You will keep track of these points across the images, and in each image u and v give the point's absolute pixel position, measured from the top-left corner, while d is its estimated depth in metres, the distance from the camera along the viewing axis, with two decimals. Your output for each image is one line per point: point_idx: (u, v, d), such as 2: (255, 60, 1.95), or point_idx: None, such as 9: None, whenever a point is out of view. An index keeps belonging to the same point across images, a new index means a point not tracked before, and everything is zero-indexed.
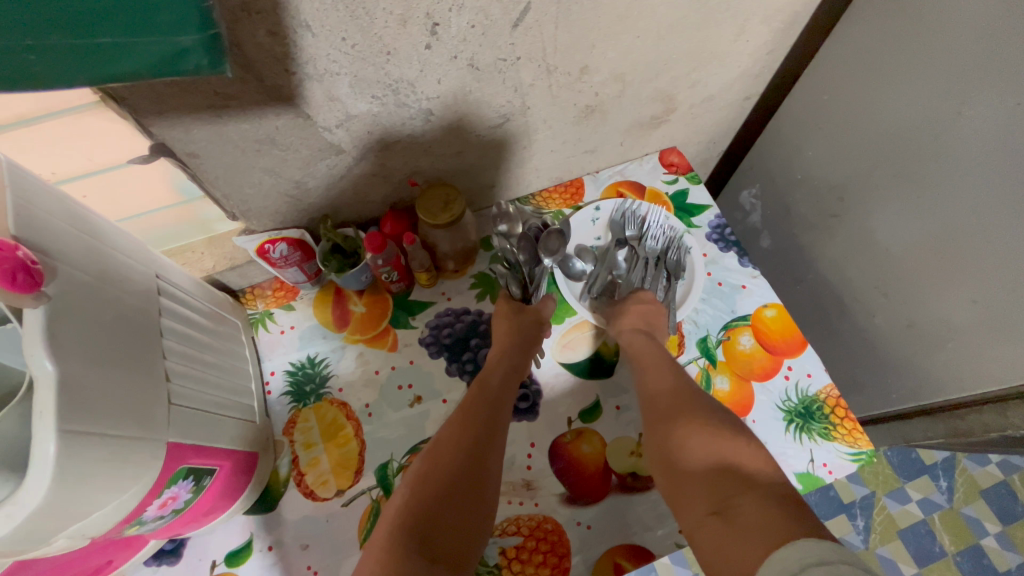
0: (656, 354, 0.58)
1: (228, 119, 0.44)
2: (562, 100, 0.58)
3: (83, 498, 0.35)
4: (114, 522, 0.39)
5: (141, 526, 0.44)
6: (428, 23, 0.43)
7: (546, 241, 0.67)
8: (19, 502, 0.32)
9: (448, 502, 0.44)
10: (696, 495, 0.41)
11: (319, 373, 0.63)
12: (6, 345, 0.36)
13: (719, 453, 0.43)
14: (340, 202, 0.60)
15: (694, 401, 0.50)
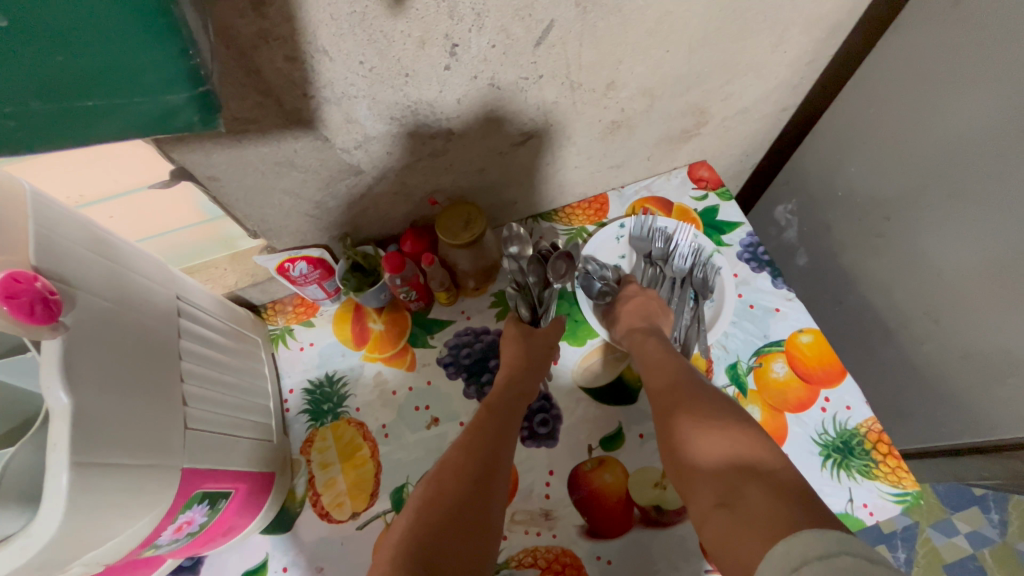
0: (657, 347, 0.56)
1: (247, 143, 0.43)
2: (587, 116, 0.56)
3: (95, 529, 0.35)
4: (129, 548, 0.39)
5: (157, 549, 0.44)
6: (448, 44, 0.41)
7: (554, 266, 0.65)
8: (33, 534, 0.32)
9: (459, 518, 0.43)
10: (701, 487, 0.39)
11: (337, 391, 0.63)
12: (26, 372, 0.36)
13: (716, 441, 0.41)
14: (360, 221, 0.59)
15: (696, 392, 0.48)
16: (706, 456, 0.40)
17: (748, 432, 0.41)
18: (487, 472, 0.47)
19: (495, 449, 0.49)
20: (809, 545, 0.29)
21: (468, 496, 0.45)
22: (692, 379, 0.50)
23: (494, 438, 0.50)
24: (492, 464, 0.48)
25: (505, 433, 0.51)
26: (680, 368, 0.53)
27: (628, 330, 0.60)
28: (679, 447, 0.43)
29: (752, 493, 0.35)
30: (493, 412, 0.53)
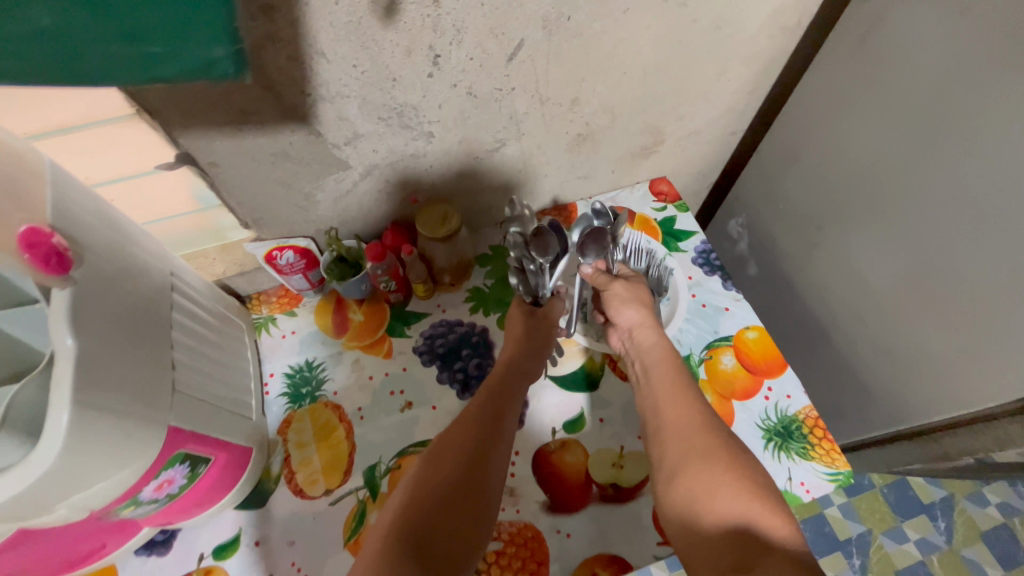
0: (673, 373, 0.53)
1: (248, 133, 0.48)
2: (555, 128, 0.63)
3: (86, 468, 0.37)
4: (113, 498, 0.42)
5: (136, 507, 0.46)
6: (431, 55, 0.48)
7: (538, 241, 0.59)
8: (31, 466, 0.35)
9: (451, 505, 0.45)
10: (711, 545, 0.39)
11: (316, 376, 0.66)
12: (33, 324, 0.40)
13: (738, 507, 0.39)
14: (345, 215, 0.64)
15: (712, 429, 0.46)
16: (724, 520, 0.39)
17: (768, 497, 0.40)
18: (486, 450, 0.50)
19: (496, 427, 0.52)
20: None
21: (462, 479, 0.47)
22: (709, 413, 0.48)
23: (495, 414, 0.53)
24: (491, 441, 0.51)
25: (506, 409, 0.55)
26: (698, 401, 0.50)
27: (637, 337, 0.59)
28: (694, 496, 0.42)
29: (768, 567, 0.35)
30: (500, 395, 0.55)
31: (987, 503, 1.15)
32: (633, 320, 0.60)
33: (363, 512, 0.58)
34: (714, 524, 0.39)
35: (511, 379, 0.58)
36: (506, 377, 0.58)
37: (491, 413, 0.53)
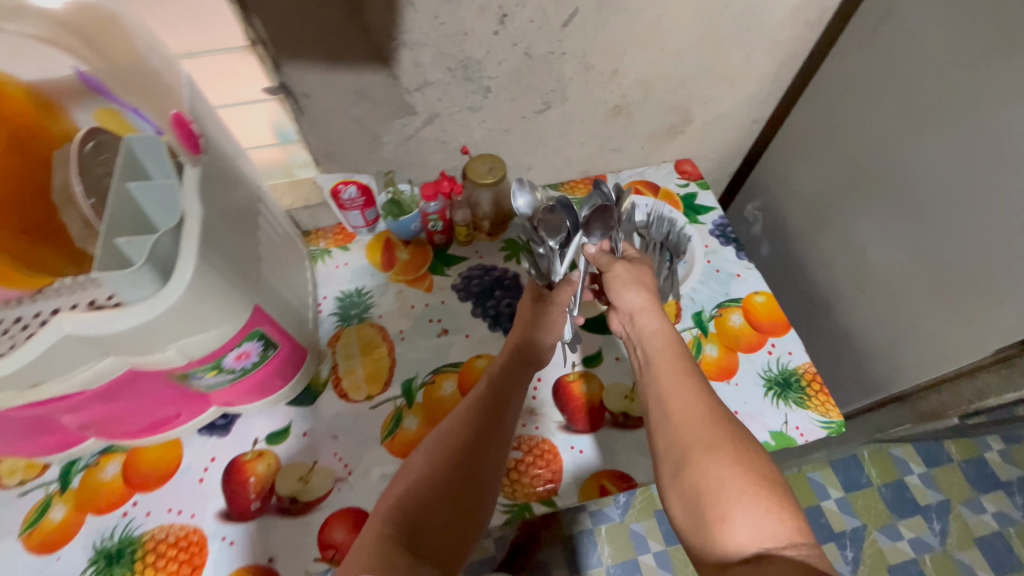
0: (678, 363, 0.51)
1: (339, 70, 0.57)
2: (596, 97, 0.71)
3: (197, 314, 0.45)
4: (207, 352, 0.50)
5: (218, 373, 0.54)
6: (499, 14, 0.56)
7: (547, 221, 0.62)
8: (160, 299, 0.43)
9: (455, 493, 0.47)
10: (718, 540, 0.40)
11: (364, 302, 0.74)
12: (159, 199, 0.46)
13: (749, 512, 0.39)
14: (404, 160, 0.72)
15: (718, 425, 0.45)
16: (737, 525, 0.39)
17: (776, 492, 0.41)
18: (490, 438, 0.52)
19: (501, 414, 0.54)
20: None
21: (465, 467, 0.48)
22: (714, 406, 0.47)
23: (499, 403, 0.55)
24: (495, 427, 0.53)
25: (512, 398, 0.57)
26: (702, 393, 0.48)
27: (646, 322, 0.56)
28: (703, 499, 0.41)
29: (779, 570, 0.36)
30: (504, 385, 0.58)
31: (982, 509, 1.18)
32: (636, 304, 0.57)
33: (400, 415, 0.65)
34: (726, 528, 0.40)
35: (516, 369, 0.60)
36: (509, 367, 0.60)
37: (494, 401, 0.55)
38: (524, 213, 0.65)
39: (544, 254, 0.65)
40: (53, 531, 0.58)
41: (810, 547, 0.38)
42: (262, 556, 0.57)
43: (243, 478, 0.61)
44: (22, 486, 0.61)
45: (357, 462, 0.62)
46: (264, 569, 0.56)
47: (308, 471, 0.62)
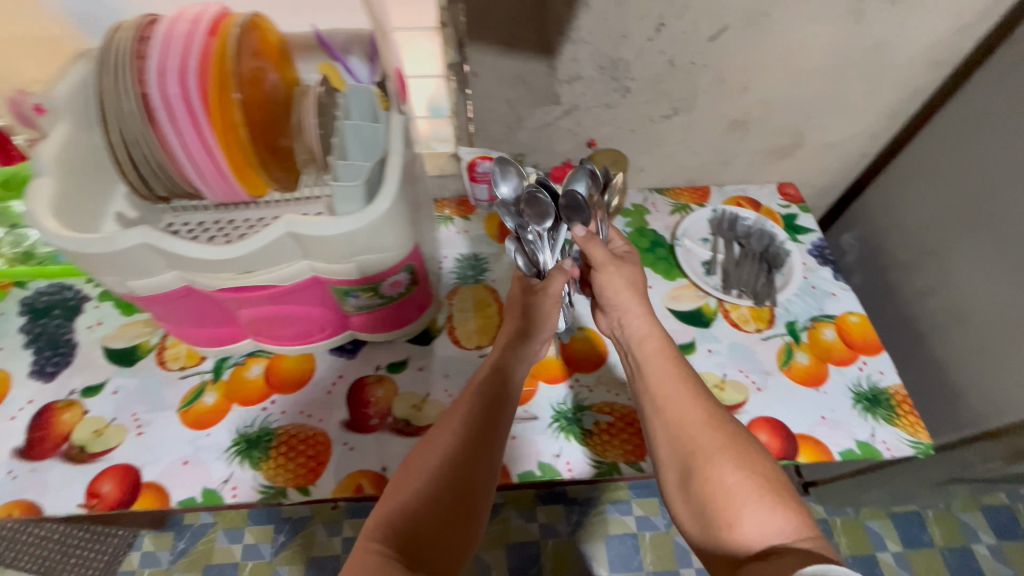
0: (676, 374, 0.55)
1: (510, 55, 0.66)
2: (721, 110, 0.77)
3: (383, 235, 0.54)
4: (376, 273, 0.58)
5: (372, 296, 0.62)
6: (658, 23, 0.64)
7: (530, 203, 0.62)
8: (366, 215, 0.51)
9: (448, 513, 0.46)
10: (727, 534, 0.45)
11: (479, 265, 0.82)
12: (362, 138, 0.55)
13: (754, 511, 0.45)
14: (536, 145, 0.81)
15: (718, 430, 0.50)
16: (744, 523, 0.44)
17: (777, 490, 0.46)
18: (477, 455, 0.50)
19: (488, 426, 0.53)
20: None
21: (455, 487, 0.48)
22: (712, 413, 0.52)
23: (482, 413, 0.54)
24: (483, 440, 0.52)
25: (499, 407, 0.55)
26: (702, 400, 0.53)
27: (638, 330, 0.60)
28: (712, 504, 0.46)
29: (782, 559, 0.41)
30: (488, 386, 0.57)
31: None
32: (623, 310, 0.61)
33: None
34: (733, 529, 0.45)
35: (501, 376, 0.58)
36: (492, 374, 0.58)
37: (477, 409, 0.54)
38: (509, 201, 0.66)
39: (532, 240, 0.64)
40: (204, 412, 0.68)
41: (812, 538, 0.43)
42: (376, 465, 0.65)
43: (365, 397, 0.69)
44: (183, 371, 0.71)
45: None
46: (378, 475, 0.64)
47: (421, 400, 0.69)
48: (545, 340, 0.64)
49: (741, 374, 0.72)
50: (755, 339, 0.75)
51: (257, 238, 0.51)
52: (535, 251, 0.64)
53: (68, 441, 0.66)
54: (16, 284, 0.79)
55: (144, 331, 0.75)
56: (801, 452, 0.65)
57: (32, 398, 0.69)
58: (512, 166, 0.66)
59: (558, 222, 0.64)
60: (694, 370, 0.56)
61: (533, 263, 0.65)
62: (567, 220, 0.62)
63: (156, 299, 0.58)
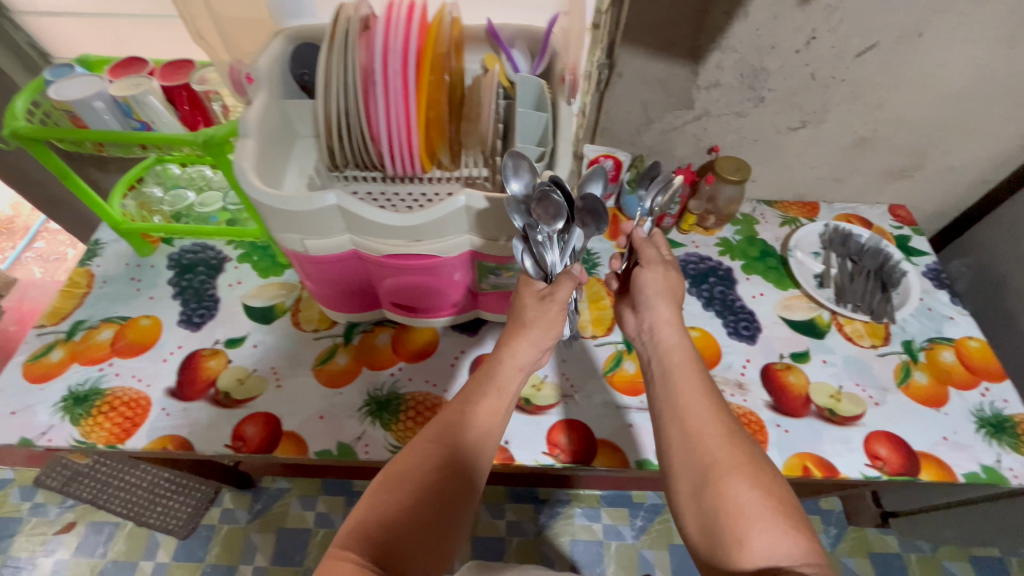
0: (698, 388, 0.54)
1: (657, 58, 0.69)
2: (850, 126, 0.78)
3: (546, 215, 0.57)
4: None
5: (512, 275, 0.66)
6: (809, 36, 0.66)
7: (543, 201, 0.56)
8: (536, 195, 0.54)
9: (427, 527, 0.45)
10: (728, 550, 0.44)
11: (592, 259, 0.85)
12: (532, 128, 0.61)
13: (764, 531, 0.43)
14: (657, 148, 0.83)
15: (737, 447, 0.49)
16: (753, 543, 0.43)
17: (790, 513, 0.44)
18: (463, 476, 0.49)
19: (468, 444, 0.52)
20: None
21: (436, 501, 0.47)
22: (731, 430, 0.50)
23: (463, 430, 0.52)
24: (465, 457, 0.51)
25: (485, 425, 0.54)
26: (722, 416, 0.51)
27: (667, 337, 0.59)
28: (721, 519, 0.45)
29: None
30: (479, 393, 0.56)
31: None
32: (659, 317, 0.61)
33: (621, 357, 0.74)
34: (742, 547, 0.43)
35: (491, 388, 0.56)
36: (482, 387, 0.56)
37: (461, 424, 0.52)
38: (519, 198, 0.56)
39: (542, 240, 0.58)
40: (338, 372, 0.73)
41: (820, 564, 0.42)
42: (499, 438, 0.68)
43: None
44: (316, 332, 0.76)
45: (580, 386, 0.72)
46: (501, 448, 0.67)
47: (540, 381, 0.72)
48: (545, 349, 0.61)
49: (858, 387, 0.72)
50: (871, 355, 0.75)
51: (433, 210, 0.54)
52: (544, 253, 0.59)
53: (214, 387, 0.71)
54: (164, 240, 0.86)
55: (280, 293, 0.80)
56: (923, 470, 0.65)
57: (181, 344, 0.75)
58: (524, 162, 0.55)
59: (569, 224, 0.60)
60: (714, 384, 0.55)
61: (540, 267, 0.60)
62: (581, 224, 0.60)
63: (321, 260, 0.63)
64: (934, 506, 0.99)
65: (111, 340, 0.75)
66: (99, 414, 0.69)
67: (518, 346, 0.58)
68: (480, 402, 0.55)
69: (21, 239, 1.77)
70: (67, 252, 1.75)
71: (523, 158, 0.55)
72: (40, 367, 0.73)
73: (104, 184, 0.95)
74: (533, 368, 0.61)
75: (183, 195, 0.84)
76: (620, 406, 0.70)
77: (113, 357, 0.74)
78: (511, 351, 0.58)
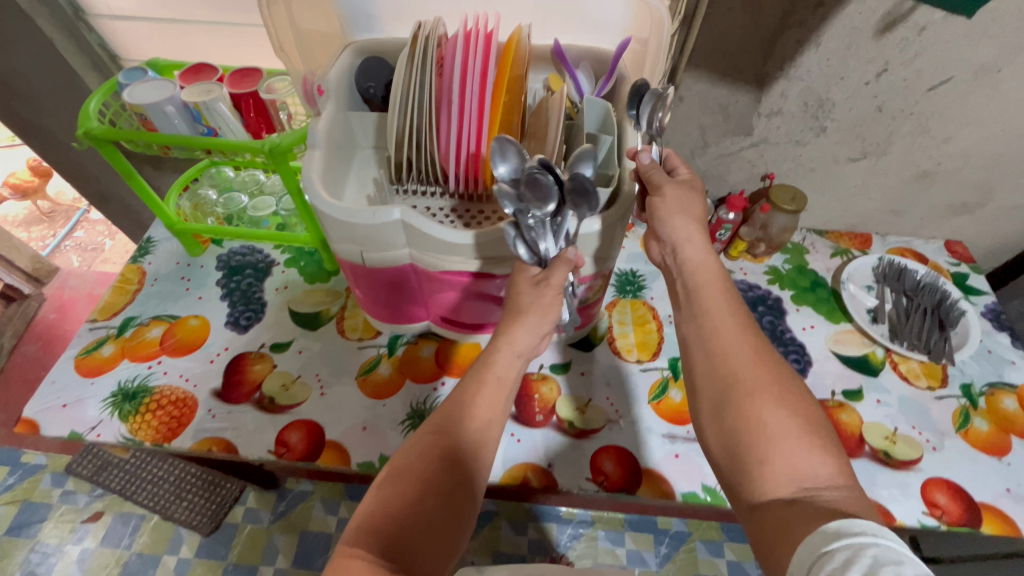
0: (725, 306, 0.51)
1: (720, 84, 0.69)
2: (913, 159, 0.76)
3: (605, 241, 0.56)
4: (580, 275, 0.61)
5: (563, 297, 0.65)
6: (880, 68, 0.64)
7: (532, 185, 0.51)
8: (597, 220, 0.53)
9: (433, 518, 0.43)
10: (753, 473, 0.42)
11: (637, 281, 0.84)
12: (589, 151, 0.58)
13: (789, 453, 0.41)
14: (710, 172, 0.83)
15: (764, 367, 0.46)
16: (777, 466, 0.41)
17: (820, 436, 0.42)
18: (466, 466, 0.47)
19: (471, 430, 0.50)
20: (855, 528, 0.35)
21: (439, 491, 0.45)
22: (760, 351, 0.47)
23: (464, 420, 0.50)
24: (469, 445, 0.49)
25: (487, 409, 0.51)
26: (750, 339, 0.48)
27: (689, 259, 0.55)
28: (743, 438, 0.43)
29: (815, 512, 0.38)
30: (478, 380, 0.53)
31: None
32: (683, 235, 0.55)
33: (666, 384, 0.73)
34: (765, 470, 0.41)
35: (489, 378, 0.53)
36: (481, 375, 0.53)
37: (461, 411, 0.50)
38: (508, 182, 0.52)
39: (534, 225, 0.53)
40: (380, 383, 0.72)
41: (851, 488, 0.40)
42: (542, 460, 0.67)
43: (530, 392, 0.72)
44: (360, 341, 0.76)
45: (626, 411, 0.71)
46: (544, 471, 0.66)
47: (584, 404, 0.71)
48: (543, 334, 0.56)
49: (914, 430, 0.69)
50: (928, 397, 0.72)
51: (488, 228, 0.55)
52: (537, 238, 0.53)
53: (260, 391, 0.71)
54: (214, 241, 0.88)
55: (326, 300, 0.81)
56: (985, 523, 0.62)
57: (228, 346, 0.76)
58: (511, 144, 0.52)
59: (561, 207, 0.53)
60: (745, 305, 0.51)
61: (534, 251, 0.54)
62: (573, 208, 0.52)
63: (375, 273, 0.63)
64: (981, 555, 0.94)
65: (160, 338, 0.76)
66: (148, 412, 0.69)
67: (515, 333, 0.54)
68: (479, 389, 0.52)
69: (63, 228, 1.82)
70: (105, 243, 1.79)
71: (509, 141, 0.52)
72: (91, 361, 0.74)
73: (158, 183, 0.98)
74: (533, 355, 0.57)
75: (236, 198, 0.85)
76: (666, 435, 0.69)
77: (163, 355, 0.75)
78: (508, 339, 0.54)
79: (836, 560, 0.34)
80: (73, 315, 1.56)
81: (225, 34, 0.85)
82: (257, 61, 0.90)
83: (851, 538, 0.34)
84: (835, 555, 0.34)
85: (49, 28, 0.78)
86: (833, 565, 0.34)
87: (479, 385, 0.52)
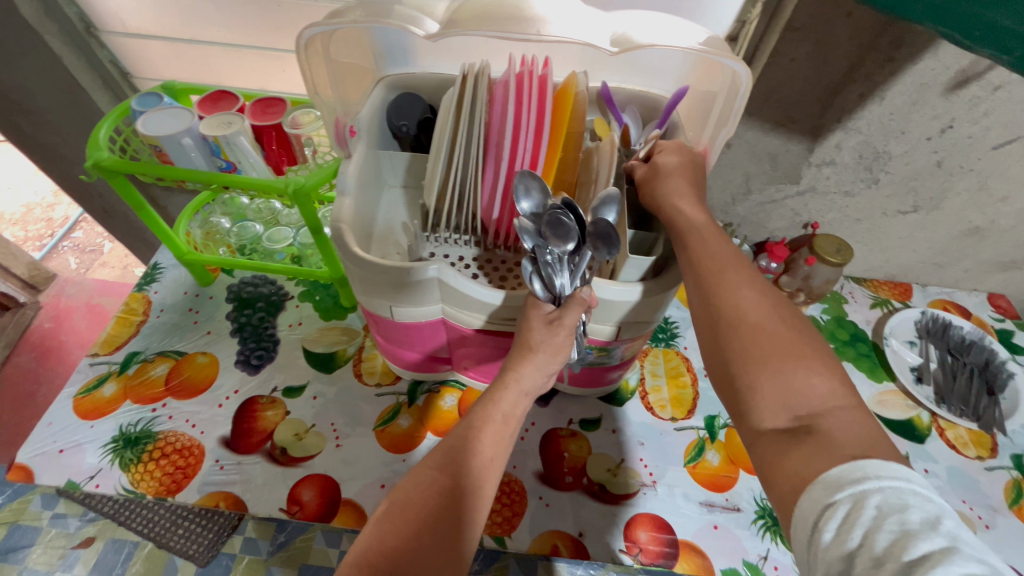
0: (709, 223, 0.48)
1: (773, 132, 0.65)
2: (967, 214, 0.72)
3: (632, 313, 0.50)
4: (615, 337, 0.55)
5: (597, 355, 0.59)
6: (945, 124, 0.61)
7: (551, 225, 0.47)
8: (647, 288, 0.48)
9: (432, 556, 0.39)
10: (746, 403, 0.40)
11: (669, 329, 0.81)
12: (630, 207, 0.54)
13: (778, 376, 0.39)
14: (750, 217, 0.79)
15: (751, 290, 0.43)
16: (766, 391, 0.39)
17: (807, 356, 0.39)
18: (467, 506, 0.42)
19: (475, 467, 0.45)
20: (856, 472, 0.33)
21: (438, 528, 0.40)
22: (744, 275, 0.45)
23: (469, 455, 0.45)
24: (474, 483, 0.44)
25: (490, 446, 0.46)
26: (733, 262, 0.45)
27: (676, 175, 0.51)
28: (732, 373, 0.41)
29: (817, 440, 0.36)
30: (482, 414, 0.48)
31: None
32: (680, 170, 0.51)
33: (701, 447, 0.68)
34: (756, 397, 0.39)
35: (495, 415, 0.48)
36: (485, 411, 0.48)
37: (465, 447, 0.46)
38: (529, 216, 0.48)
39: (551, 262, 0.47)
40: (399, 436, 0.68)
41: (848, 409, 0.37)
42: (572, 529, 0.62)
43: (558, 451, 0.68)
44: (379, 387, 0.72)
45: (660, 475, 0.66)
46: (575, 540, 0.61)
47: (616, 466, 0.67)
48: (552, 372, 0.52)
49: (965, 506, 0.65)
50: (978, 467, 0.68)
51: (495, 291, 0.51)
52: (552, 275, 0.47)
53: (271, 441, 0.67)
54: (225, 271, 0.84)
55: (342, 339, 0.77)
56: None
57: (237, 389, 0.71)
58: (536, 180, 0.48)
59: (581, 247, 0.48)
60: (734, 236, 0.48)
61: (549, 288, 0.48)
62: (592, 248, 0.46)
63: (400, 325, 0.58)
64: None
65: (165, 377, 0.72)
66: (150, 462, 0.65)
67: (523, 370, 0.49)
68: (484, 424, 0.47)
69: (61, 229, 1.77)
70: (104, 245, 1.75)
71: (530, 175, 0.48)
72: (90, 401, 0.69)
73: (168, 203, 0.94)
74: (539, 392, 0.52)
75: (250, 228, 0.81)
76: (704, 504, 0.64)
77: (168, 397, 0.70)
78: (515, 376, 0.49)
79: (839, 514, 0.32)
80: (69, 325, 1.51)
81: (247, 57, 0.82)
82: (281, 85, 0.86)
83: (854, 486, 0.32)
84: (840, 507, 0.32)
85: (61, 45, 0.75)
86: (838, 522, 0.32)
87: (481, 419, 0.48)
